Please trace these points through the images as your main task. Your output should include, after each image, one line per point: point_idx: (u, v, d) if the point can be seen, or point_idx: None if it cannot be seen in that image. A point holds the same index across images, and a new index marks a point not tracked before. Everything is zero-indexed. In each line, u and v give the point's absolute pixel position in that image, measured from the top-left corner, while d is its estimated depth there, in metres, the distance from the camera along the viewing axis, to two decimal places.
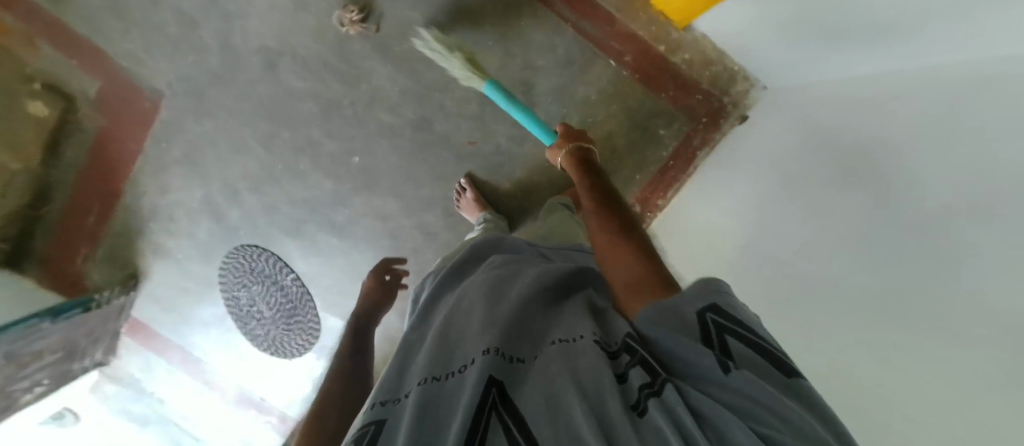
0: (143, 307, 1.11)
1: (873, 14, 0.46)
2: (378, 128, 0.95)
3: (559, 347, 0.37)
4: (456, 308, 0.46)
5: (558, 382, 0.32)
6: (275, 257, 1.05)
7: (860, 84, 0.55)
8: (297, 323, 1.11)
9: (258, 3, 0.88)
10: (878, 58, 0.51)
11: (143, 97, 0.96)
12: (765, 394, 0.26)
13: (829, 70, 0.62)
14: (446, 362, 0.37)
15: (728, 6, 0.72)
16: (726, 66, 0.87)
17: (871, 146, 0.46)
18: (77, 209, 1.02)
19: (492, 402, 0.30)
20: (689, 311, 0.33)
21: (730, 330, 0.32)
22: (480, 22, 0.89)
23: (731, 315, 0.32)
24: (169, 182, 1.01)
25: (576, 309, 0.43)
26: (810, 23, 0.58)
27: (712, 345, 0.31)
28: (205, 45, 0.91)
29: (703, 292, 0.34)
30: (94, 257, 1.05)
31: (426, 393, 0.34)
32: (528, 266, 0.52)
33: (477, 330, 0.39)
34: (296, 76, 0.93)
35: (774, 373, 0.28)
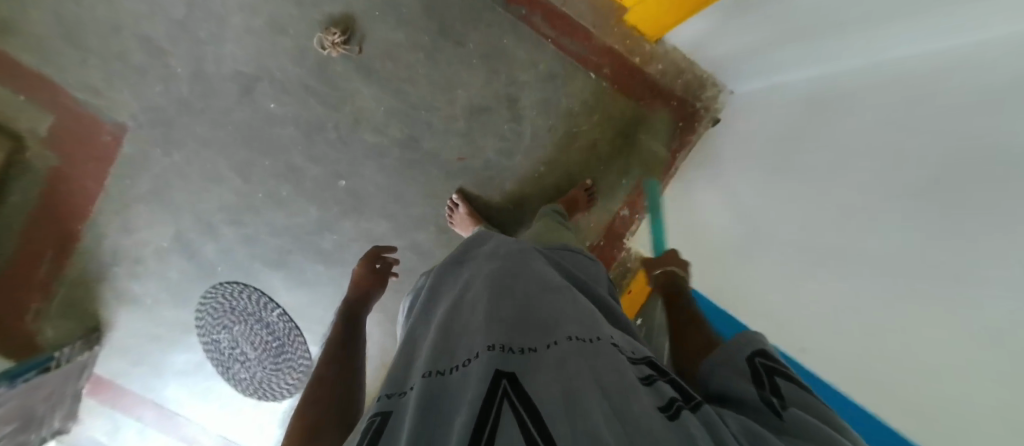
0: (107, 362, 1.00)
1: (840, 15, 0.52)
2: (365, 149, 0.94)
3: (573, 342, 0.37)
4: (459, 302, 0.46)
5: (574, 377, 0.32)
6: (258, 293, 0.99)
7: (822, 80, 0.61)
8: (286, 363, 1.04)
9: (232, 28, 0.86)
10: (837, 57, 0.58)
11: (102, 131, 0.89)
12: (811, 424, 0.29)
13: (795, 70, 0.69)
14: (450, 356, 0.38)
15: (698, 20, 0.79)
16: (696, 74, 0.94)
17: (852, 131, 0.50)
18: (26, 258, 0.92)
19: (503, 391, 0.30)
20: (742, 359, 0.40)
21: (777, 370, 0.37)
22: (462, 41, 0.90)
23: (782, 361, 0.38)
24: (135, 220, 0.93)
25: (583, 305, 0.44)
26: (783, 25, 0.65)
27: (763, 385, 0.36)
28: (174, 73, 0.87)
29: (750, 340, 0.41)
30: (48, 310, 0.95)
31: (430, 385, 0.34)
32: (534, 262, 0.53)
33: (481, 325, 0.39)
34: (275, 101, 0.90)
35: (818, 406, 0.31)
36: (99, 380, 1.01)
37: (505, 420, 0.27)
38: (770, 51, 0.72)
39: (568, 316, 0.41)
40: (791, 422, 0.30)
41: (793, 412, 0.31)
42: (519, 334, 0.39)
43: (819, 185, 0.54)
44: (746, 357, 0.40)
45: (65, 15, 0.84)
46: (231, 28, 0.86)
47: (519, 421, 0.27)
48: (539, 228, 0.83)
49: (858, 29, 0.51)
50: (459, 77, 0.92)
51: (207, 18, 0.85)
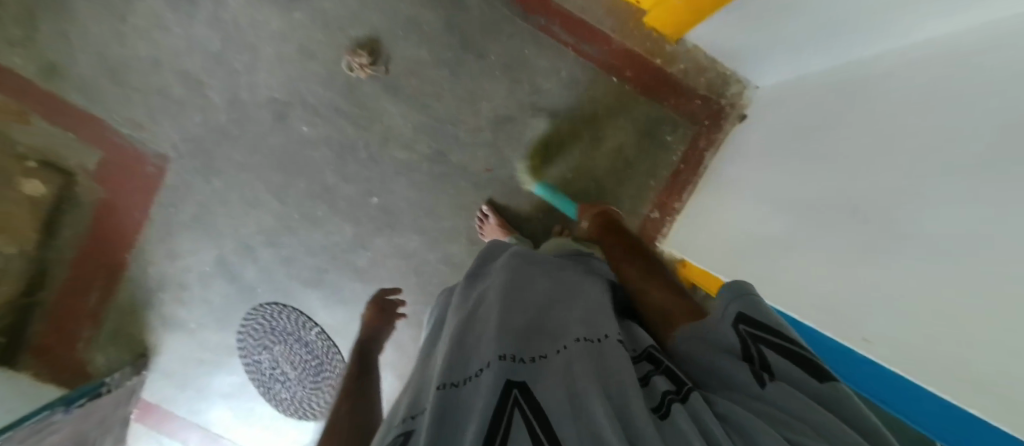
0: (154, 386, 1.03)
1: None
2: (394, 166, 0.96)
3: (581, 343, 0.38)
4: (472, 315, 0.47)
5: (579, 378, 0.34)
6: (297, 313, 1.01)
7: (868, 63, 0.61)
8: (325, 382, 1.05)
9: (265, 57, 0.90)
10: (885, 38, 0.58)
11: (146, 163, 0.93)
12: (799, 404, 0.27)
13: (833, 55, 0.69)
14: (462, 368, 0.38)
15: (718, 18, 0.80)
16: (719, 72, 0.95)
17: (907, 109, 0.49)
18: (76, 289, 0.96)
19: (514, 400, 0.32)
20: (725, 326, 0.36)
21: (765, 340, 0.33)
22: (483, 54, 0.92)
23: (768, 324, 0.34)
24: (179, 247, 0.96)
25: (591, 306, 0.45)
26: (808, 18, 0.66)
27: (753, 359, 0.33)
28: (211, 103, 0.91)
29: (735, 298, 0.36)
30: (98, 339, 0.98)
31: (445, 399, 0.34)
32: (543, 268, 0.54)
33: (492, 335, 0.40)
34: (308, 124, 0.93)
35: (810, 382, 0.29)
36: (148, 404, 1.04)
37: (515, 430, 0.29)
38: (796, 41, 0.72)
39: (576, 321, 0.43)
40: (785, 408, 0.28)
41: (778, 387, 0.29)
42: (529, 342, 0.41)
43: (867, 170, 0.53)
44: (729, 323, 0.36)
45: (110, 56, 0.88)
46: (263, 58, 0.90)
47: (530, 430, 0.29)
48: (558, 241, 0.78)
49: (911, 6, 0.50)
50: (483, 90, 0.94)
51: (241, 49, 0.89)
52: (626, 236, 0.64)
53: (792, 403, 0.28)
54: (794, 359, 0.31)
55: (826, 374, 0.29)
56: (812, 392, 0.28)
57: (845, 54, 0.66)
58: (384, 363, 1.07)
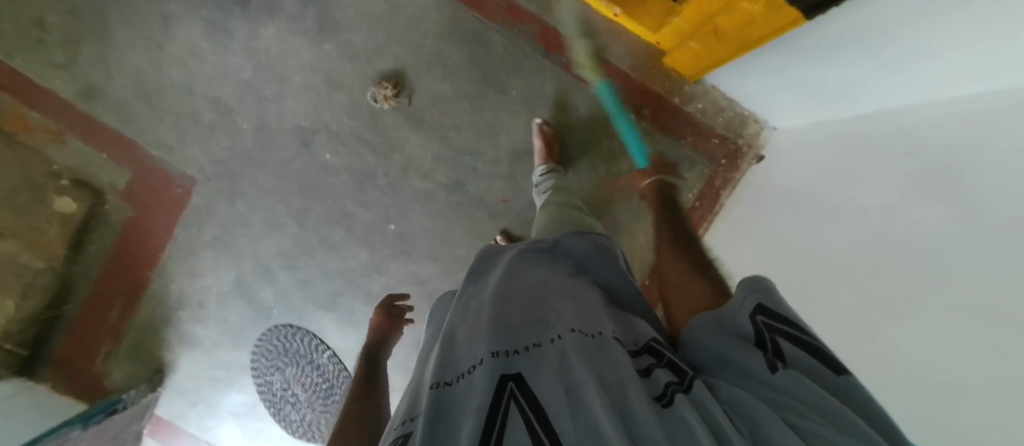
0: (168, 403, 1.04)
1: (908, 49, 0.52)
2: (412, 194, 0.97)
3: (577, 334, 0.39)
4: (466, 312, 0.48)
5: (576, 372, 0.34)
6: (310, 335, 1.02)
7: (897, 113, 0.59)
8: (334, 405, 1.06)
9: (293, 86, 0.93)
10: (913, 90, 0.56)
11: (173, 184, 0.96)
12: (809, 389, 0.29)
13: (859, 101, 0.67)
14: (454, 366, 0.40)
15: (739, 63, 0.82)
16: (736, 112, 0.96)
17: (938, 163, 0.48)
18: (99, 303, 0.99)
19: (510, 392, 0.33)
20: (744, 317, 0.38)
21: (779, 329, 0.35)
22: (505, 89, 0.94)
23: (785, 316, 0.35)
24: (199, 266, 0.99)
25: (585, 301, 0.46)
26: (831, 60, 0.65)
27: (764, 345, 0.35)
28: (239, 128, 0.94)
29: (754, 291, 0.38)
30: (117, 353, 1.00)
31: (438, 398, 0.36)
32: (537, 262, 0.53)
33: (483, 332, 0.41)
34: (331, 151, 0.95)
35: (824, 374, 0.31)
36: (160, 420, 1.05)
37: (511, 420, 0.30)
38: (824, 82, 0.70)
39: (570, 313, 0.42)
40: (783, 386, 0.31)
41: (788, 374, 0.31)
42: (521, 332, 0.41)
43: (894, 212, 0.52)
44: (747, 314, 0.37)
45: (145, 81, 0.92)
46: (291, 87, 0.93)
47: (526, 421, 0.30)
48: (553, 215, 0.70)
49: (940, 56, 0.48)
50: (502, 123, 0.96)
51: (271, 79, 0.92)
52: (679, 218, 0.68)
53: (795, 386, 0.30)
54: (805, 349, 0.33)
55: (833, 363, 0.31)
56: (819, 381, 0.31)
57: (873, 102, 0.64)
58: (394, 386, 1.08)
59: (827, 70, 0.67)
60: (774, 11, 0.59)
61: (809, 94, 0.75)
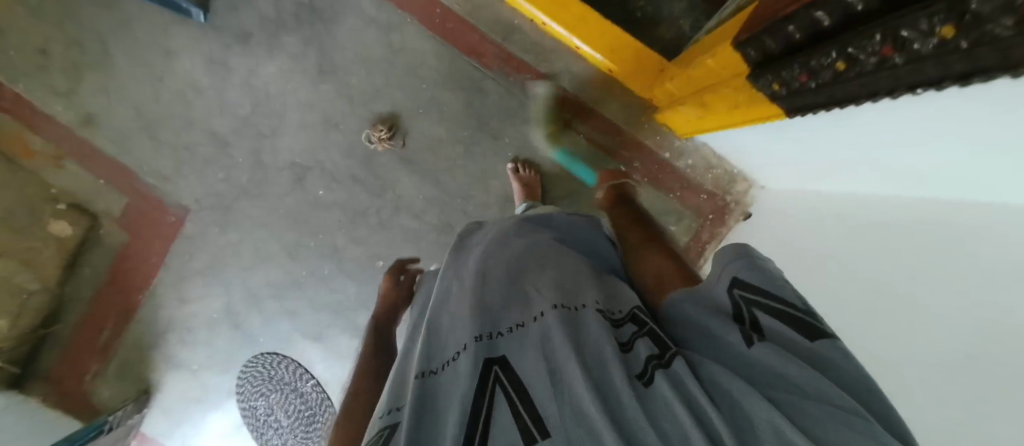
0: (153, 420, 1.05)
1: (868, 152, 0.53)
2: (403, 233, 0.99)
3: (559, 310, 0.43)
4: (448, 295, 0.51)
5: (556, 350, 0.38)
6: (295, 364, 1.04)
7: (860, 201, 0.61)
8: (315, 435, 1.04)
9: (290, 123, 0.94)
10: (874, 186, 0.58)
11: (168, 211, 0.98)
12: (796, 365, 0.31)
13: (829, 183, 0.68)
14: (440, 354, 0.44)
15: (733, 138, 0.84)
16: (726, 169, 0.96)
17: (881, 253, 0.53)
18: (91, 323, 1.01)
19: (495, 376, 0.38)
20: (721, 290, 0.41)
21: (756, 302, 0.37)
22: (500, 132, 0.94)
23: (759, 287, 0.38)
24: (190, 293, 1.01)
25: (563, 277, 0.50)
26: (805, 143, 0.66)
27: (742, 318, 0.37)
28: (236, 162, 0.95)
29: (734, 263, 0.40)
30: (105, 372, 1.02)
31: (424, 387, 0.40)
32: (516, 240, 0.57)
33: (466, 318, 0.45)
34: (324, 188, 0.97)
35: (807, 349, 0.32)
36: (144, 438, 1.06)
37: (497, 407, 0.35)
38: (798, 158, 0.71)
39: (548, 289, 0.47)
40: (766, 360, 0.33)
41: (762, 347, 0.34)
42: (504, 314, 0.46)
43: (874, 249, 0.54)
44: (726, 288, 0.40)
45: (145, 111, 0.93)
46: (288, 124, 0.94)
47: (512, 408, 0.35)
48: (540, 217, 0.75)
49: (880, 169, 0.54)
50: (494, 169, 0.97)
51: (268, 114, 0.94)
52: (632, 210, 0.76)
53: (771, 356, 0.32)
54: (780, 318, 0.35)
55: (809, 330, 0.33)
56: (796, 349, 0.33)
57: (822, 183, 0.70)
58: None
59: (800, 149, 0.69)
60: (755, 103, 0.57)
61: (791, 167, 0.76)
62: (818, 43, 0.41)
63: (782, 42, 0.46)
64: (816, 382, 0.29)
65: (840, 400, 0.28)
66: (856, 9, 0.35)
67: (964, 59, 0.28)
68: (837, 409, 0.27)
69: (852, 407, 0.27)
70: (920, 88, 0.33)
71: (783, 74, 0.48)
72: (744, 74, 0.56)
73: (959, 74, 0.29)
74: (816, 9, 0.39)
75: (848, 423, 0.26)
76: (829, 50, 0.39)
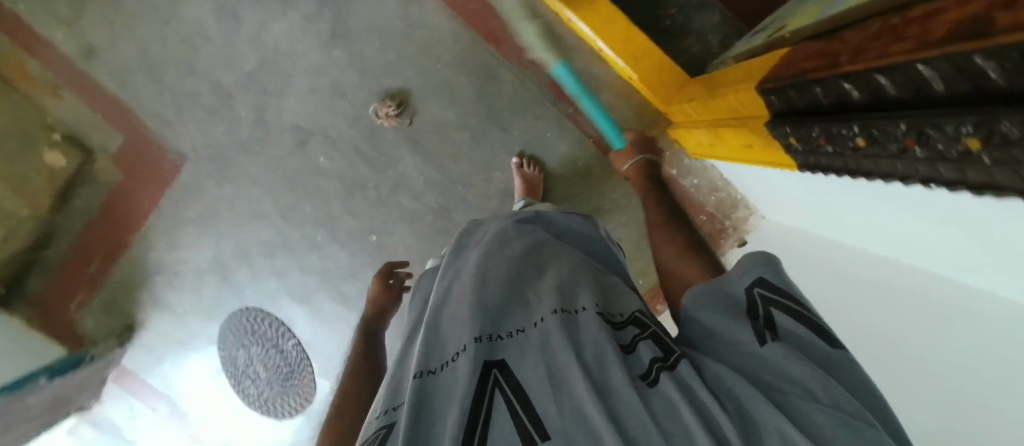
0: (135, 355, 1.08)
1: (847, 208, 0.52)
2: (400, 211, 0.98)
3: (559, 314, 0.39)
4: (446, 292, 0.46)
5: (557, 352, 0.36)
6: (278, 322, 1.06)
7: (847, 249, 0.59)
8: (293, 387, 1.09)
9: (297, 85, 0.92)
10: (851, 237, 0.56)
11: (165, 156, 0.96)
12: (803, 368, 0.32)
13: (815, 223, 0.67)
14: (439, 352, 0.39)
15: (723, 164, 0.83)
16: (730, 194, 0.95)
17: (874, 294, 0.52)
18: (81, 256, 1.02)
19: (494, 379, 0.35)
20: (740, 287, 0.40)
21: (774, 301, 0.37)
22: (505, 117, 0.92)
23: (780, 289, 0.38)
24: (180, 239, 1.01)
25: (566, 279, 0.46)
26: (789, 186, 0.65)
27: (756, 316, 0.37)
28: (238, 117, 0.93)
29: (756, 266, 0.40)
30: (90, 303, 1.03)
31: (423, 388, 0.36)
32: (516, 241, 0.51)
33: (465, 315, 0.41)
34: (326, 156, 0.95)
35: (817, 351, 0.33)
36: (124, 369, 1.09)
37: (497, 409, 0.33)
38: (785, 194, 0.70)
39: (549, 292, 0.43)
40: (774, 361, 0.33)
41: (774, 347, 0.34)
42: (505, 315, 0.42)
43: (868, 283, 0.54)
44: (745, 285, 0.40)
45: (149, 51, 0.90)
46: (296, 85, 0.92)
47: (511, 410, 0.33)
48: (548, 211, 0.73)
49: (853, 228, 0.54)
50: (499, 161, 0.95)
51: (276, 72, 0.91)
52: (670, 204, 0.70)
53: (782, 358, 0.33)
54: (797, 320, 0.36)
55: (824, 336, 0.34)
56: (809, 353, 0.34)
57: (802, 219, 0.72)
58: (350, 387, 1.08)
59: (785, 188, 0.67)
60: (772, 148, 0.55)
61: (780, 200, 0.75)
62: (842, 113, 0.40)
63: (807, 102, 0.44)
64: (826, 388, 0.30)
65: (847, 406, 0.29)
66: (886, 92, 0.34)
67: (981, 173, 0.27)
68: (844, 415, 0.28)
69: (857, 411, 0.29)
70: (931, 185, 0.32)
71: (803, 133, 0.46)
72: (761, 119, 0.54)
73: (972, 185, 0.28)
74: (846, 81, 0.37)
75: (855, 430, 0.28)
76: (851, 124, 0.38)
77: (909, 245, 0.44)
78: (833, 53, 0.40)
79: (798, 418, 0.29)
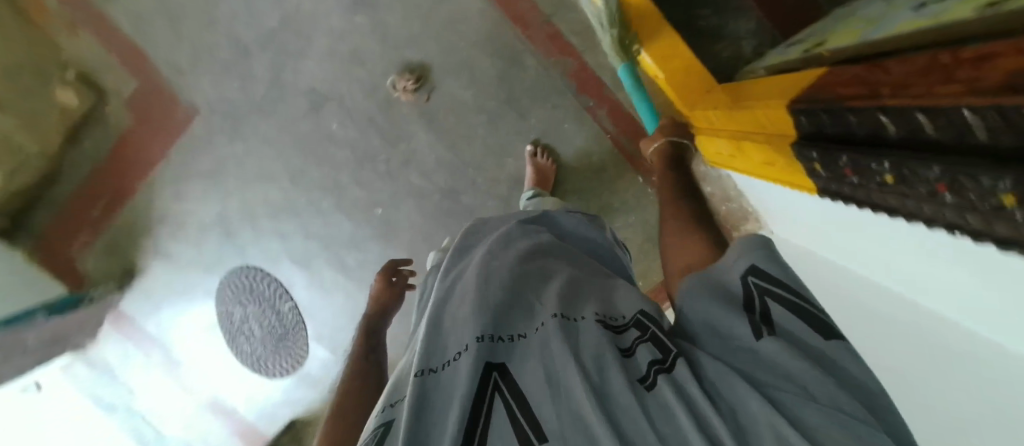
0: (133, 301, 1.10)
1: (852, 228, 0.52)
2: (408, 188, 0.98)
3: (558, 319, 0.39)
4: (449, 292, 0.46)
5: (555, 357, 0.35)
6: (277, 283, 1.07)
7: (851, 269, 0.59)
8: (286, 349, 1.11)
9: (316, 48, 0.90)
10: (855, 257, 0.56)
11: (177, 106, 0.95)
12: (797, 364, 0.31)
13: (820, 240, 0.66)
14: (441, 351, 0.39)
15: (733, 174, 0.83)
16: (741, 206, 0.94)
17: (884, 310, 0.52)
18: (87, 197, 1.02)
19: (494, 384, 0.34)
20: (734, 275, 0.39)
21: (770, 291, 0.36)
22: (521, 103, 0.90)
23: (777, 278, 0.36)
24: (186, 192, 1.01)
25: (569, 284, 0.45)
26: (796, 202, 0.65)
27: (752, 308, 0.36)
28: (254, 74, 0.92)
29: (750, 251, 0.39)
30: (94, 245, 1.05)
31: (424, 387, 0.35)
32: (521, 240, 0.52)
33: (468, 314, 0.40)
34: (339, 123, 0.94)
35: (814, 348, 0.32)
36: (121, 313, 1.12)
37: (496, 415, 0.32)
38: (792, 209, 0.70)
39: (552, 297, 0.43)
40: (769, 355, 0.33)
41: (769, 341, 0.33)
42: (507, 317, 0.41)
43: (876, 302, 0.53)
44: (739, 275, 0.39)
45: None
46: (314, 48, 0.90)
47: (511, 416, 0.32)
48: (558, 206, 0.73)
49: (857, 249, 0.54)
50: (512, 147, 0.94)
51: (295, 32, 0.89)
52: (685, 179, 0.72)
53: (778, 353, 0.32)
54: (795, 311, 0.34)
55: (820, 326, 0.33)
56: (804, 346, 0.32)
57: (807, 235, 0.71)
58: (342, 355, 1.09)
59: (793, 204, 0.67)
60: (794, 169, 0.54)
61: (787, 213, 0.74)
62: (874, 146, 0.38)
63: (840, 129, 0.43)
64: (823, 386, 0.29)
65: (842, 403, 0.28)
66: (924, 131, 0.32)
67: (1010, 227, 0.26)
68: (836, 413, 0.28)
69: (853, 410, 0.28)
70: (957, 231, 0.32)
71: (829, 161, 0.45)
72: (789, 138, 0.53)
73: (1000, 238, 0.28)
74: (883, 115, 0.35)
75: (846, 424, 0.27)
76: (882, 160, 0.37)
77: (910, 270, 0.44)
78: (873, 84, 0.38)
79: (794, 417, 0.29)
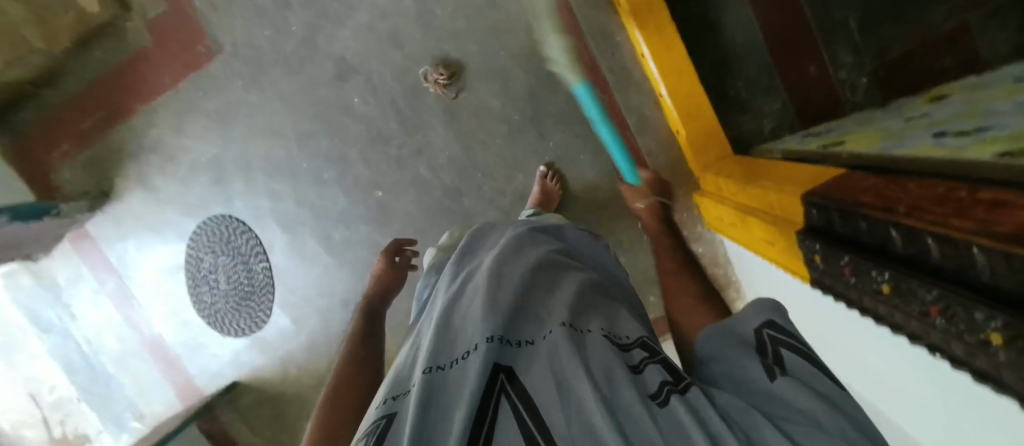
0: (100, 223, 1.05)
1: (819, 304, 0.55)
2: (412, 178, 0.97)
3: (566, 329, 0.39)
4: (461, 290, 0.46)
5: (564, 364, 0.34)
6: (256, 241, 1.03)
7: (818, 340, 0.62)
8: (248, 307, 1.07)
9: (358, 20, 0.89)
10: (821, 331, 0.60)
11: (200, 41, 0.93)
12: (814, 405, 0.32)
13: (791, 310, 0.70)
14: (450, 349, 0.38)
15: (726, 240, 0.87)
16: (726, 272, 0.96)
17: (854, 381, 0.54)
18: (81, 107, 0.98)
19: (501, 385, 0.33)
20: (751, 327, 0.41)
21: (784, 342, 0.38)
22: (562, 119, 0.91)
23: (791, 333, 0.39)
24: (187, 127, 0.97)
25: (580, 299, 0.45)
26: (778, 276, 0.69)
27: (765, 354, 0.38)
28: (288, 28, 0.90)
29: (767, 309, 0.41)
30: (74, 158, 1.00)
31: (430, 383, 0.34)
32: (531, 249, 0.53)
33: (479, 314, 0.40)
34: (361, 98, 0.93)
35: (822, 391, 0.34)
36: (84, 234, 1.06)
37: (501, 417, 0.31)
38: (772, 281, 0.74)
39: (561, 308, 0.43)
40: (783, 397, 0.34)
41: (785, 381, 0.35)
42: (518, 323, 0.41)
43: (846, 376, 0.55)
44: (755, 326, 0.41)
45: None
46: (357, 19, 0.89)
47: (518, 418, 0.30)
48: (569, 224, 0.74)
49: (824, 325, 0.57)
50: (525, 164, 0.95)
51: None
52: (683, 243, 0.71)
53: (793, 393, 0.34)
54: (808, 359, 0.36)
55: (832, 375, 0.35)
56: (815, 388, 0.34)
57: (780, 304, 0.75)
58: (304, 326, 1.06)
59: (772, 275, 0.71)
60: (791, 250, 0.57)
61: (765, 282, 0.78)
62: (878, 255, 0.40)
63: (847, 230, 0.45)
64: (841, 428, 0.30)
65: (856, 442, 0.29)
66: (932, 254, 0.33)
67: (990, 363, 0.27)
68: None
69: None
70: (936, 353, 0.34)
71: (829, 258, 0.47)
72: (795, 226, 0.55)
73: (976, 370, 0.29)
74: (893, 228, 0.37)
75: None
76: (882, 269, 0.39)
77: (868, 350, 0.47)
78: (889, 199, 0.39)
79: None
